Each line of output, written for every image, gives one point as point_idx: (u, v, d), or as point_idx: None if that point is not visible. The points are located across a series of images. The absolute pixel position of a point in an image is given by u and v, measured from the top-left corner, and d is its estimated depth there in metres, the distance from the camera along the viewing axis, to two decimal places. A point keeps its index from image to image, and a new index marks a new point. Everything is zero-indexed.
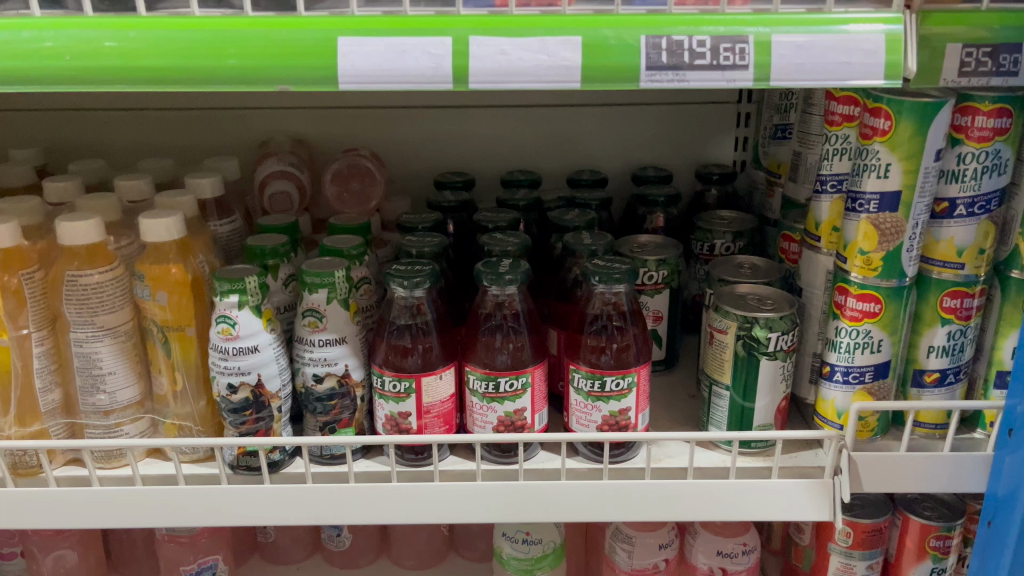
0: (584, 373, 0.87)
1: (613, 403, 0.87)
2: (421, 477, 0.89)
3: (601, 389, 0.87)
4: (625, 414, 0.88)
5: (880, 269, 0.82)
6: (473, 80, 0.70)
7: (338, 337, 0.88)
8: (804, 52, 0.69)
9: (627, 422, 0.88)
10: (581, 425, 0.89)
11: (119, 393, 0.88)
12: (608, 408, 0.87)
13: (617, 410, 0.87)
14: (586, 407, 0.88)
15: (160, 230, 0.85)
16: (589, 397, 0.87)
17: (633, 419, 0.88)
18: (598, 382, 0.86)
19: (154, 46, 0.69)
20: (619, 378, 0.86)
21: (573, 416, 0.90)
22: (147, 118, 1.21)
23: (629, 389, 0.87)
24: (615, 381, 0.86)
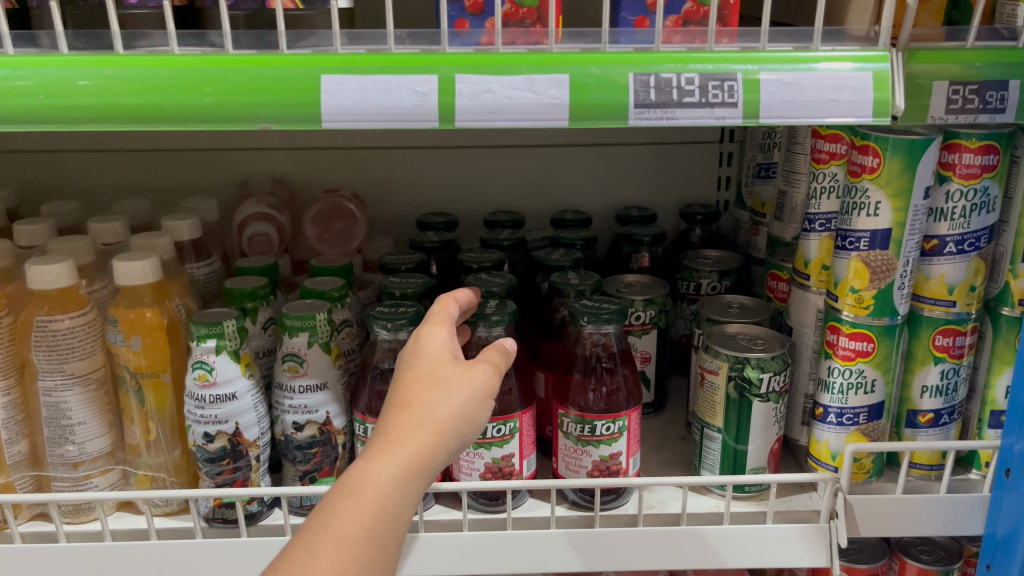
0: (574, 417, 0.85)
1: (604, 446, 0.85)
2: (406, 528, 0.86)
3: (592, 432, 0.85)
4: (616, 458, 0.86)
5: (872, 307, 0.81)
6: (459, 118, 0.69)
7: (319, 382, 0.85)
8: (793, 90, 0.69)
9: (619, 466, 0.86)
10: (571, 470, 0.87)
11: (89, 444, 0.85)
12: (599, 453, 0.85)
13: (608, 455, 0.85)
14: (577, 452, 0.86)
15: (135, 273, 0.82)
16: (579, 441, 0.85)
17: (624, 464, 0.86)
18: (588, 426, 0.85)
19: (132, 85, 0.67)
20: (610, 422, 0.84)
21: (562, 461, 0.88)
22: (123, 160, 1.19)
23: (620, 433, 0.85)
24: (605, 425, 0.85)
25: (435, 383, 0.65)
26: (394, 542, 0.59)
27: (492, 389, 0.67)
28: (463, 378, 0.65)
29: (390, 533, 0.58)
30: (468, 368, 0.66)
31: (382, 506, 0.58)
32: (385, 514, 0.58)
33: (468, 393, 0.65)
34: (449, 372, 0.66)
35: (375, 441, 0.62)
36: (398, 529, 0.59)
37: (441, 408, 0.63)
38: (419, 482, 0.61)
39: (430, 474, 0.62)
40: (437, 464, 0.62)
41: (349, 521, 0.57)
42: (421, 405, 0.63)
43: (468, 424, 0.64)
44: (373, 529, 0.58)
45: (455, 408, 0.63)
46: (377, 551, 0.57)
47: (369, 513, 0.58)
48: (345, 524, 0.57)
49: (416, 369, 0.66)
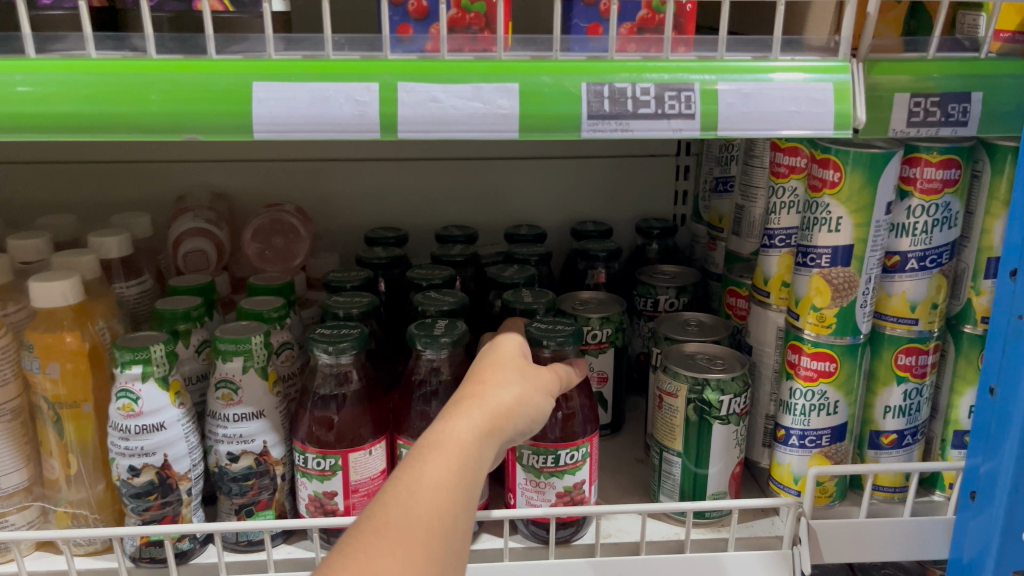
0: (535, 449, 0.80)
1: (568, 477, 0.81)
2: None
3: (555, 463, 0.80)
4: (581, 488, 0.82)
5: (834, 326, 0.78)
6: (401, 129, 0.64)
7: (255, 410, 0.80)
8: (752, 101, 0.66)
9: (583, 495, 0.82)
10: (531, 504, 0.82)
11: (2, 479, 0.78)
12: (562, 484, 0.81)
13: (572, 485, 0.81)
14: (539, 485, 0.81)
15: (53, 295, 0.76)
16: (541, 473, 0.81)
17: (588, 493, 0.83)
18: (551, 457, 0.80)
19: (40, 91, 0.61)
20: (573, 451, 0.81)
21: (519, 495, 0.83)
22: (51, 172, 1.12)
23: (583, 461, 0.81)
24: (568, 454, 0.80)
25: (499, 377, 0.68)
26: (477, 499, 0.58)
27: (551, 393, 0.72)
28: (531, 374, 0.71)
29: (475, 488, 0.59)
30: (536, 369, 0.72)
31: (468, 462, 0.59)
32: (470, 470, 0.59)
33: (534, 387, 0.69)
34: (515, 371, 0.70)
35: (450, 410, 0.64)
36: (479, 487, 0.59)
37: (511, 392, 0.67)
38: (493, 449, 0.63)
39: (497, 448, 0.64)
40: (503, 440, 0.65)
41: (443, 468, 0.57)
42: (490, 390, 0.66)
43: (529, 411, 0.67)
44: (462, 480, 0.58)
45: (521, 395, 0.67)
46: (468, 499, 0.57)
47: (458, 463, 0.58)
48: (437, 471, 0.57)
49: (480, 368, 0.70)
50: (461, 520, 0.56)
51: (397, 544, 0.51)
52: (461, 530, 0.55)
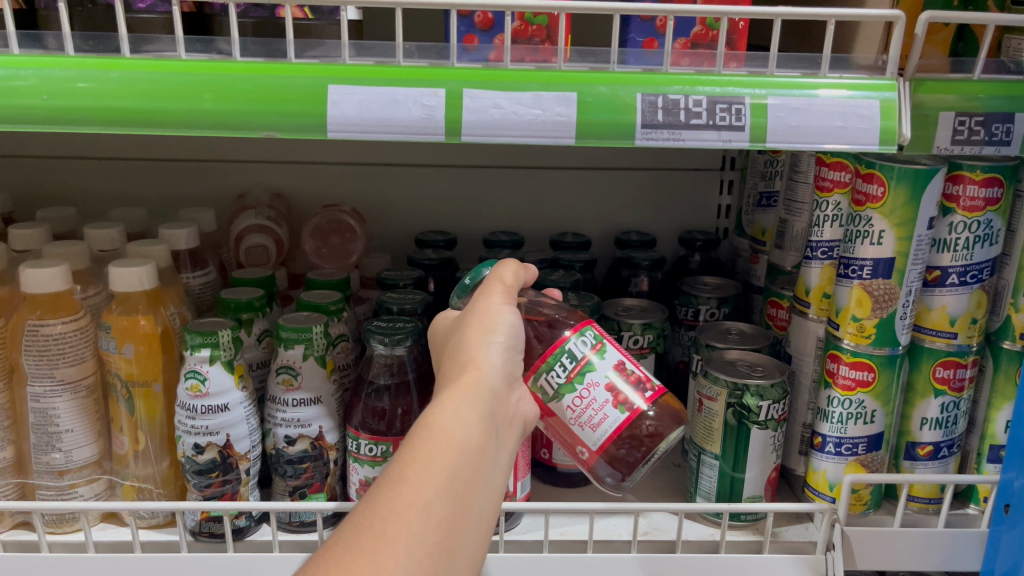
0: (547, 367, 0.70)
1: (601, 365, 0.70)
2: None
3: (574, 362, 0.69)
4: (625, 369, 0.71)
5: (873, 337, 0.80)
6: (465, 132, 0.68)
7: (313, 396, 0.84)
8: (800, 115, 0.69)
9: (638, 377, 0.70)
10: (599, 426, 0.69)
11: (76, 452, 0.83)
12: (601, 377, 0.69)
13: (613, 369, 0.70)
14: (584, 398, 0.69)
15: (130, 279, 0.81)
16: (576, 381, 0.69)
17: (640, 372, 0.71)
18: (565, 358, 0.70)
19: (135, 88, 0.66)
20: (581, 337, 0.70)
21: (581, 433, 0.70)
22: (122, 168, 1.18)
23: (599, 345, 0.71)
24: (579, 344, 0.70)
25: (461, 323, 0.71)
26: (462, 475, 0.59)
27: (510, 295, 0.72)
28: (480, 292, 0.72)
29: (456, 466, 0.59)
30: (486, 285, 0.73)
31: (442, 441, 0.60)
32: (445, 446, 0.59)
33: (494, 297, 0.71)
34: (470, 306, 0.71)
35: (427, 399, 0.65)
36: (463, 463, 0.59)
37: (470, 334, 0.68)
38: (474, 408, 0.62)
39: (486, 402, 0.63)
40: (488, 387, 0.64)
41: (413, 452, 0.59)
42: (457, 346, 0.68)
43: (508, 324, 0.69)
44: (434, 459, 0.58)
45: (480, 319, 0.69)
46: (446, 482, 0.57)
47: (431, 443, 0.59)
48: (408, 457, 0.59)
49: (451, 328, 0.72)
50: (435, 504, 0.56)
51: (351, 556, 0.52)
52: (437, 512, 0.56)
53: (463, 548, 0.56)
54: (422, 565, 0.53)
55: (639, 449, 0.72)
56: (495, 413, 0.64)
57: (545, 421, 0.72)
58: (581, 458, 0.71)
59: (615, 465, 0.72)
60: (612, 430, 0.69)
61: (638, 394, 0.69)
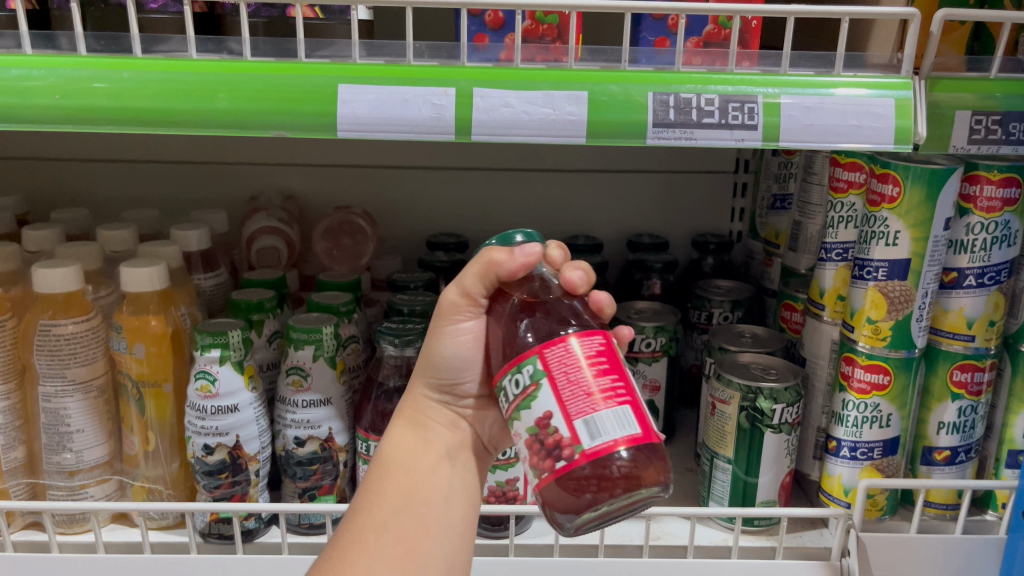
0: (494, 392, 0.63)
1: (528, 414, 0.58)
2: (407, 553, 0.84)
3: (512, 399, 0.59)
4: (548, 426, 0.57)
5: (888, 339, 0.79)
6: (475, 131, 0.68)
7: (323, 397, 0.84)
8: (814, 114, 0.68)
9: (558, 440, 0.57)
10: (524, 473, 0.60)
11: (86, 452, 0.83)
12: (524, 426, 0.58)
13: (537, 424, 0.58)
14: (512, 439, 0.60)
15: (142, 280, 0.81)
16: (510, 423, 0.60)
17: (567, 432, 0.56)
18: (504, 394, 0.60)
19: (146, 88, 0.66)
20: (516, 373, 0.59)
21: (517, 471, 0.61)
22: (136, 170, 1.19)
23: (536, 384, 0.58)
24: (512, 380, 0.59)
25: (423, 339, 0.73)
26: (419, 497, 0.65)
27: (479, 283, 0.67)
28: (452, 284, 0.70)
29: (410, 489, 0.66)
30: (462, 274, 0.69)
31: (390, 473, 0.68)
32: (400, 473, 0.67)
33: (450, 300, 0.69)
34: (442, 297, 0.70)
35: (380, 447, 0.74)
36: (418, 484, 0.66)
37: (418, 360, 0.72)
38: (418, 436, 0.70)
39: (427, 432, 0.70)
40: (430, 414, 0.71)
41: (373, 486, 0.66)
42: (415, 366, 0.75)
43: (447, 357, 0.70)
44: (394, 488, 0.66)
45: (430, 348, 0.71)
46: (402, 503, 0.65)
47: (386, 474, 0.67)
48: (369, 491, 0.66)
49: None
50: (391, 524, 0.63)
51: None
52: (398, 532, 0.63)
53: (430, 556, 0.62)
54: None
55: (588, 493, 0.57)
56: (440, 438, 0.70)
57: None
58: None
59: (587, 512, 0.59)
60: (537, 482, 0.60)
61: (548, 462, 0.57)
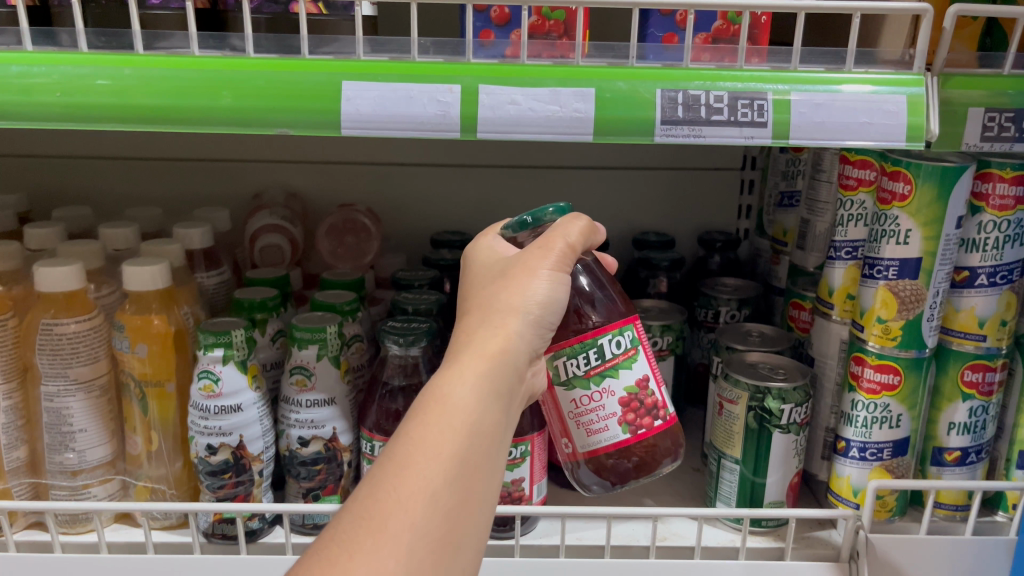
0: (571, 353, 0.67)
1: (624, 374, 0.68)
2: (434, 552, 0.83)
3: (602, 360, 0.67)
4: (647, 387, 0.69)
5: (898, 339, 0.78)
6: (481, 129, 0.67)
7: (327, 397, 0.83)
8: (825, 111, 0.67)
9: (656, 401, 0.69)
10: (592, 433, 0.69)
11: (89, 452, 0.83)
12: (619, 387, 0.68)
13: (633, 384, 0.69)
14: (596, 398, 0.68)
15: (144, 279, 0.80)
16: (593, 380, 0.67)
17: (660, 396, 0.70)
18: (594, 352, 0.67)
19: (148, 85, 0.66)
20: (617, 336, 0.68)
21: (575, 432, 0.69)
22: (139, 167, 1.18)
23: (634, 350, 0.69)
24: (612, 342, 0.68)
25: (500, 275, 0.64)
26: (481, 462, 0.55)
27: (564, 259, 0.64)
28: (537, 244, 0.64)
29: (468, 449, 0.54)
30: (545, 237, 0.65)
31: (455, 423, 0.55)
32: (463, 427, 0.55)
33: (536, 265, 0.63)
34: (518, 258, 0.64)
35: (432, 400, 0.56)
36: (480, 443, 0.55)
37: (507, 290, 0.62)
38: (490, 388, 0.58)
39: (504, 377, 0.59)
40: (507, 365, 0.59)
41: (428, 432, 0.54)
42: (493, 297, 0.62)
43: (542, 301, 0.62)
44: (453, 445, 0.54)
45: (523, 285, 0.62)
46: (457, 467, 0.53)
47: (441, 427, 0.54)
48: (419, 439, 0.54)
49: (480, 276, 0.66)
50: (443, 491, 0.52)
51: (353, 542, 0.49)
52: (451, 498, 0.52)
53: (471, 538, 0.53)
54: (427, 560, 0.49)
55: (631, 461, 0.69)
56: (513, 390, 0.60)
57: (545, 396, 0.70)
58: (564, 451, 0.71)
59: (603, 474, 0.70)
60: (603, 442, 0.68)
61: (646, 419, 0.69)
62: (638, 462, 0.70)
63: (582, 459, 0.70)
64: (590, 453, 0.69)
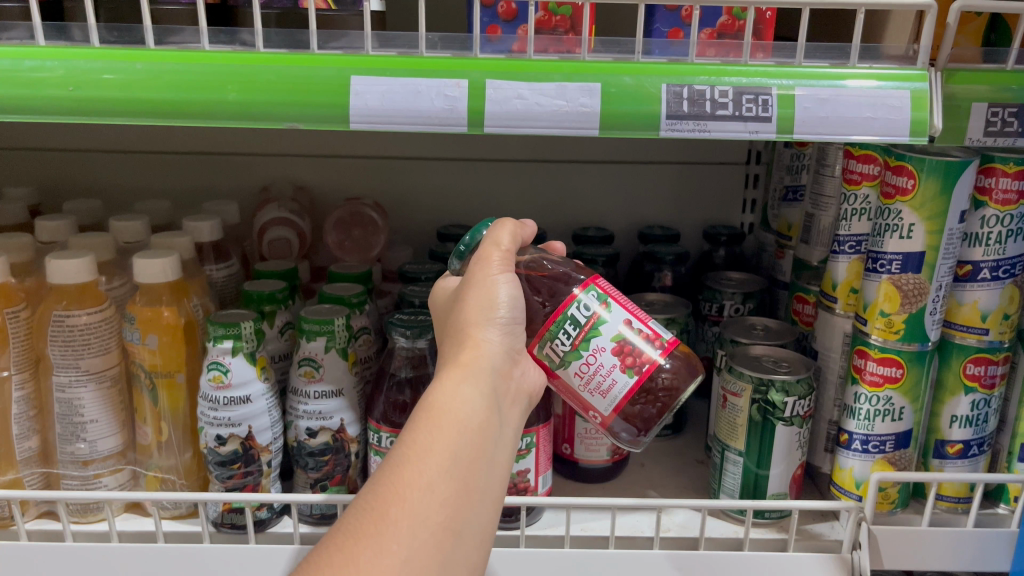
0: (550, 336, 0.68)
1: (608, 326, 0.68)
2: None
3: (580, 326, 0.68)
4: (633, 327, 0.68)
5: (901, 332, 0.79)
6: (487, 123, 0.67)
7: (334, 388, 0.84)
8: (829, 106, 0.68)
9: (646, 336, 0.68)
10: (608, 392, 0.68)
11: (100, 442, 0.84)
12: (608, 338, 0.67)
13: (619, 330, 0.68)
14: (592, 361, 0.68)
15: (154, 271, 0.81)
16: (581, 348, 0.68)
17: (648, 330, 0.69)
18: (568, 324, 0.68)
19: (159, 79, 0.66)
20: (582, 300, 0.68)
21: (591, 399, 0.69)
22: (148, 161, 1.19)
23: (606, 303, 0.69)
24: (579, 308, 0.68)
25: (456, 299, 0.69)
26: (472, 456, 0.59)
27: (506, 258, 0.69)
28: (476, 261, 0.68)
29: (458, 444, 0.59)
30: (481, 251, 0.69)
31: (442, 424, 0.59)
32: (450, 427, 0.59)
33: (484, 274, 0.67)
34: (465, 277, 0.68)
35: (421, 406, 0.60)
36: (469, 439, 0.59)
37: (468, 304, 0.66)
38: (472, 388, 0.62)
39: (486, 379, 0.63)
40: (486, 368, 0.63)
41: (418, 434, 0.58)
42: (458, 315, 0.67)
43: (501, 308, 0.66)
44: (443, 443, 0.58)
45: (478, 299, 0.66)
46: (448, 461, 0.57)
47: (429, 429, 0.59)
48: (411, 442, 0.58)
49: (444, 309, 0.71)
50: (436, 483, 0.56)
51: (358, 533, 0.53)
52: (446, 489, 0.56)
53: (470, 524, 0.56)
54: (428, 545, 0.53)
55: (652, 407, 0.70)
56: (498, 391, 0.64)
57: (555, 386, 0.71)
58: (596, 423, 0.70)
59: (631, 422, 0.70)
60: (621, 395, 0.68)
61: (645, 355, 0.67)
62: (659, 405, 0.70)
63: (613, 420, 0.69)
64: (616, 411, 0.69)
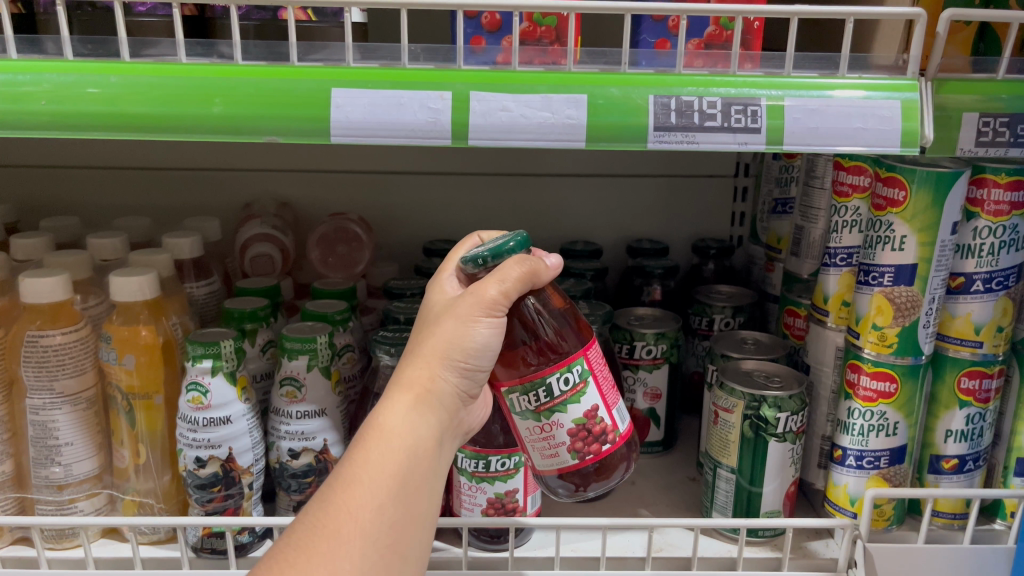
0: (523, 389, 0.66)
1: (574, 408, 0.67)
2: (448, 564, 0.83)
3: (551, 397, 0.66)
4: (596, 416, 0.68)
5: (895, 346, 0.77)
6: (472, 136, 0.66)
7: (318, 408, 0.82)
8: (818, 117, 0.66)
9: (603, 427, 0.68)
10: (550, 457, 0.68)
11: (75, 466, 0.82)
12: (569, 420, 0.67)
13: (583, 416, 0.67)
14: (546, 430, 0.67)
15: (132, 289, 0.79)
16: (542, 416, 0.66)
17: (610, 420, 0.68)
18: (542, 390, 0.66)
19: (134, 92, 0.65)
20: (565, 373, 0.66)
21: (533, 452, 0.69)
22: (128, 177, 1.17)
23: (584, 382, 0.67)
24: (560, 380, 0.66)
25: (438, 319, 0.65)
26: (419, 479, 0.60)
27: (499, 307, 0.63)
28: (469, 291, 0.63)
29: (408, 468, 0.59)
30: (482, 282, 0.63)
31: (393, 446, 0.59)
32: (402, 450, 0.59)
33: (468, 312, 0.62)
34: (455, 300, 0.64)
35: (374, 424, 0.60)
36: (418, 463, 0.60)
37: (438, 331, 0.63)
38: (426, 415, 0.62)
39: (439, 405, 0.63)
40: (441, 397, 0.63)
41: (371, 454, 0.59)
42: (427, 335, 0.64)
43: (473, 347, 0.63)
44: (394, 466, 0.59)
45: (455, 332, 0.63)
46: (399, 485, 0.58)
47: (381, 451, 0.59)
48: (364, 460, 0.58)
49: (423, 316, 0.67)
50: (386, 508, 0.57)
51: (309, 550, 0.54)
52: (394, 513, 0.57)
53: (413, 547, 0.58)
54: (375, 567, 0.55)
55: (594, 465, 0.69)
56: (449, 414, 0.64)
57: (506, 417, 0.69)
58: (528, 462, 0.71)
59: (566, 480, 0.70)
60: (562, 466, 0.68)
61: (594, 445, 0.68)
62: (599, 465, 0.69)
63: (547, 475, 0.70)
64: (552, 473, 0.69)
